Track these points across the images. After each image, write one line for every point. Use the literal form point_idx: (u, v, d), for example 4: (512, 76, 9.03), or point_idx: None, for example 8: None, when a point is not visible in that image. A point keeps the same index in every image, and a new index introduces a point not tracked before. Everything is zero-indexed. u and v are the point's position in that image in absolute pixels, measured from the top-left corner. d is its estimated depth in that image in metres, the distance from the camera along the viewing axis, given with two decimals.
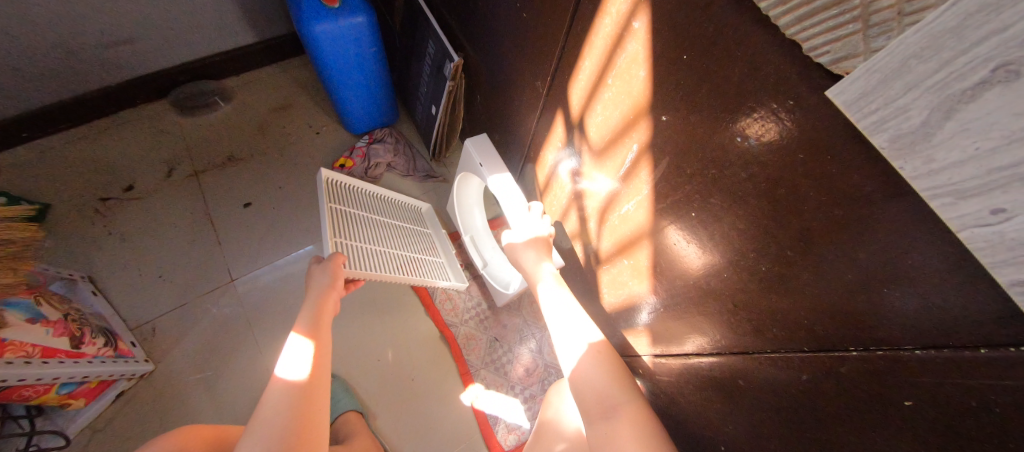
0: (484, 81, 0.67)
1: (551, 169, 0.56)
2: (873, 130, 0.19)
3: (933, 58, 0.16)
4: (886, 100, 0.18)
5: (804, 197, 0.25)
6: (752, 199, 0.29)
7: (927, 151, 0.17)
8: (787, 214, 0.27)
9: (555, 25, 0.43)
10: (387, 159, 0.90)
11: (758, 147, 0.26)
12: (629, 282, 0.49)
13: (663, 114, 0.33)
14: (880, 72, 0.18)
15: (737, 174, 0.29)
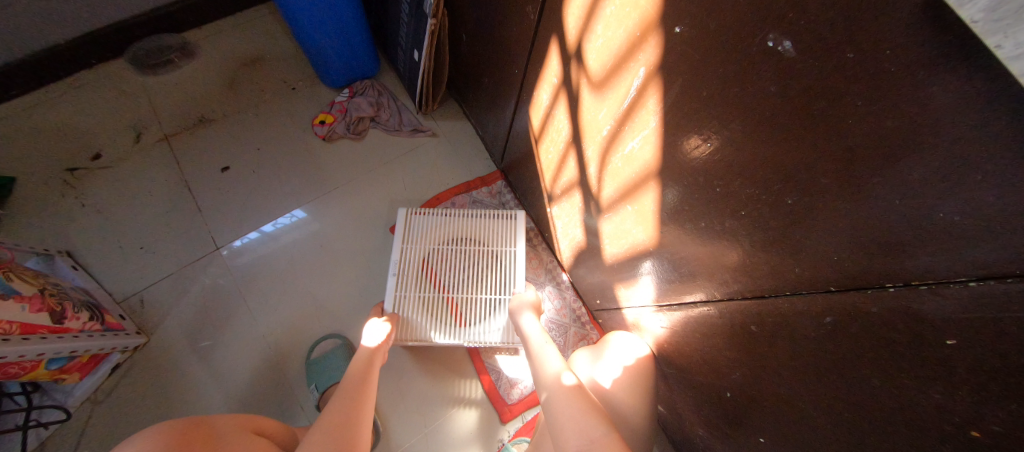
0: (469, 16, 0.60)
1: (546, 111, 0.51)
2: (962, 1, 0.14)
3: None
4: None
5: (847, 110, 0.21)
6: (780, 120, 0.25)
7: None
8: (823, 135, 0.23)
9: None
10: (372, 113, 0.85)
11: (794, 52, 0.22)
12: (633, 230, 0.45)
13: (676, 25, 0.28)
14: None
15: (765, 89, 0.24)
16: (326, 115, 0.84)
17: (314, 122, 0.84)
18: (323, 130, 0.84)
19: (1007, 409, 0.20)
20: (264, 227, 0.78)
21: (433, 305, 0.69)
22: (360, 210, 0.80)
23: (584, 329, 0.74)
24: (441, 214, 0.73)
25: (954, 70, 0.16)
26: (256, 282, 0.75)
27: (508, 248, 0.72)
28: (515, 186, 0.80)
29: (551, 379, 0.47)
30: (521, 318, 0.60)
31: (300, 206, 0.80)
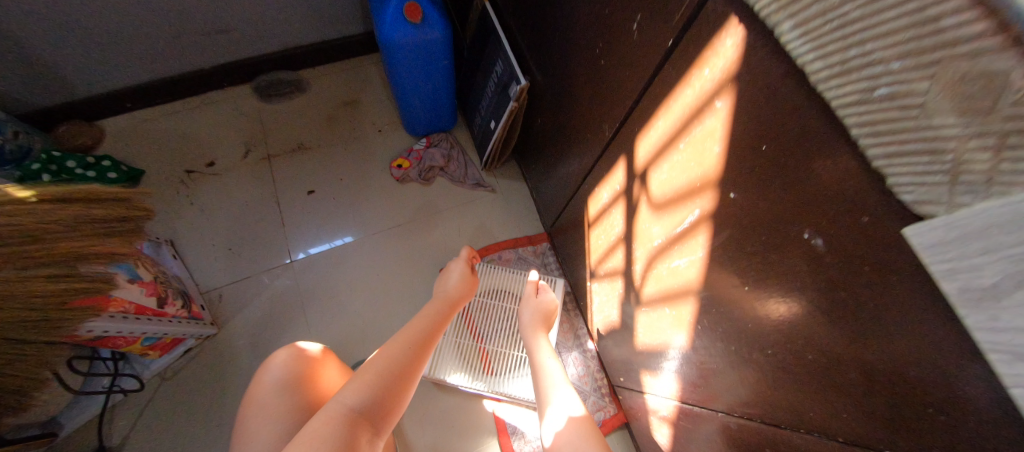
0: (547, 107, 0.70)
1: (604, 206, 0.58)
2: (944, 276, 0.19)
3: (1017, 233, 0.15)
4: (960, 255, 0.18)
5: (864, 306, 0.26)
6: (809, 292, 0.29)
7: (994, 312, 0.17)
8: (843, 317, 0.27)
9: (627, 80, 0.44)
10: (443, 164, 0.95)
11: (824, 249, 0.27)
12: (668, 329, 0.50)
13: (731, 191, 0.34)
14: (960, 227, 0.18)
15: (797, 265, 0.30)
16: (403, 159, 0.95)
17: (392, 164, 0.96)
18: (399, 172, 0.95)
19: None
20: (332, 248, 0.88)
21: (471, 353, 0.76)
22: (416, 247, 0.89)
23: (602, 401, 0.77)
24: (492, 271, 0.82)
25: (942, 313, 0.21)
26: (316, 296, 0.84)
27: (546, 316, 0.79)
28: (558, 250, 0.86)
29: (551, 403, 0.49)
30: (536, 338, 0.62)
31: (366, 235, 0.90)
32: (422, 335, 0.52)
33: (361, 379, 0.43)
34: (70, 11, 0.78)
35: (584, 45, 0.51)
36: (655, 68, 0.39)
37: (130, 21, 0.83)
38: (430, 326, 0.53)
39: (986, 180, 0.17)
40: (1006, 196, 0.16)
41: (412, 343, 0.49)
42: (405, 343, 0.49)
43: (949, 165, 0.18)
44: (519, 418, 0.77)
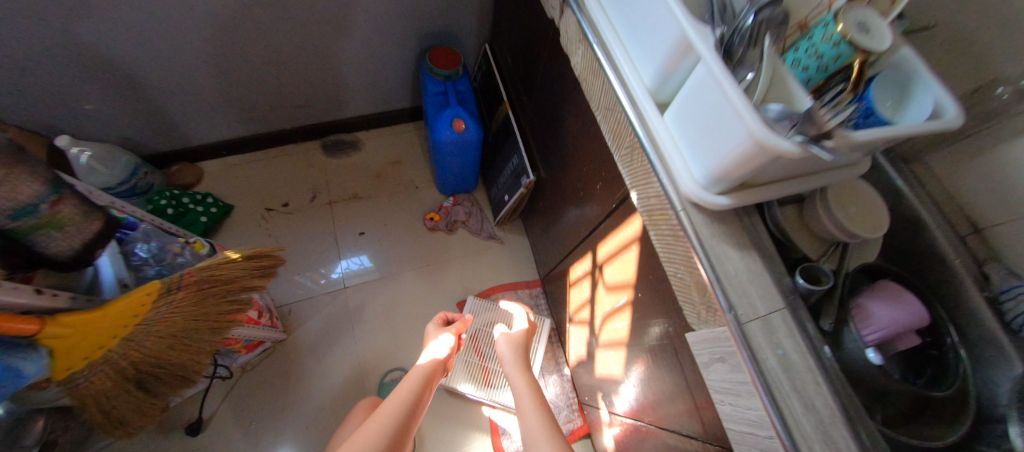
0: (547, 196, 0.98)
1: (580, 276, 0.86)
2: (698, 354, 0.48)
3: (709, 342, 0.45)
4: (700, 346, 0.48)
5: (686, 364, 0.53)
6: (669, 353, 0.57)
7: (708, 369, 0.46)
8: (681, 368, 0.55)
9: (595, 209, 0.73)
10: (465, 219, 1.22)
11: (673, 333, 0.55)
12: (613, 364, 0.78)
13: (640, 292, 0.62)
14: (700, 335, 0.47)
15: (665, 338, 0.57)
16: (435, 213, 1.22)
17: (425, 216, 1.23)
18: (431, 223, 1.22)
19: None
20: (376, 279, 1.15)
21: (475, 370, 1.03)
22: (440, 283, 1.16)
23: (572, 414, 1.03)
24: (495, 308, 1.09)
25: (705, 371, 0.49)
26: (362, 316, 1.11)
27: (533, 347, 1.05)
28: (549, 295, 1.14)
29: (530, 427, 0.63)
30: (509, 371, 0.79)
31: (402, 271, 1.17)
32: (412, 397, 0.67)
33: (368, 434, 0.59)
34: (206, 96, 1.06)
35: (573, 175, 0.80)
36: (610, 211, 0.67)
37: (240, 99, 1.11)
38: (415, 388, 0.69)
39: (704, 321, 0.46)
40: (707, 328, 0.45)
41: (405, 404, 0.65)
42: (397, 406, 0.64)
43: (697, 313, 0.47)
44: (509, 421, 1.03)
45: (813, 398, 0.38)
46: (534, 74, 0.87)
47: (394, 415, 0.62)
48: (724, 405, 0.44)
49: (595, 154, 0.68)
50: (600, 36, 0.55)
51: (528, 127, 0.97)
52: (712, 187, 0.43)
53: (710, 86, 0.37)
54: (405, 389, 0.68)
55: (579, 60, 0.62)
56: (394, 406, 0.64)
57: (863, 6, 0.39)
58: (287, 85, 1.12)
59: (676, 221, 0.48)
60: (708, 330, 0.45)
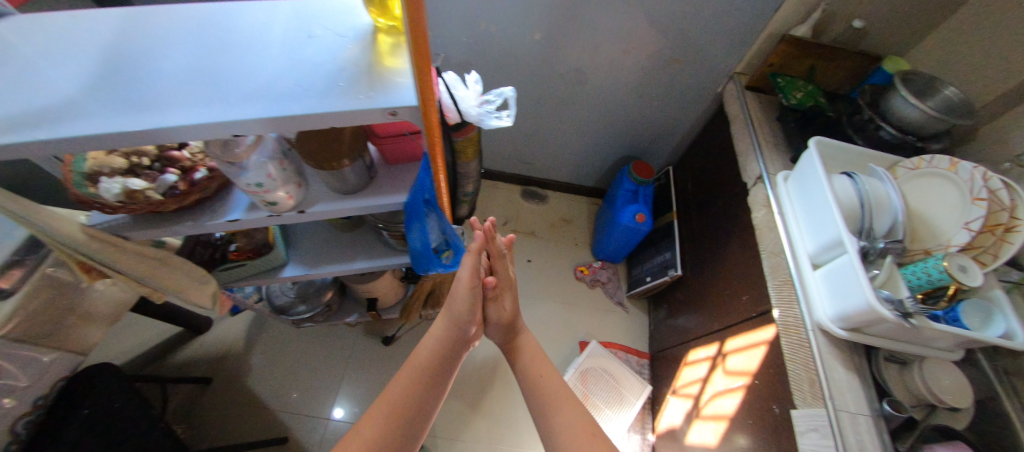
0: (688, 291, 1.26)
1: (698, 358, 1.11)
2: (798, 431, 0.74)
3: (811, 422, 0.71)
4: (801, 425, 0.73)
5: (786, 441, 0.77)
6: (772, 431, 0.81)
7: (805, 442, 0.72)
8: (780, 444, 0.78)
9: (734, 314, 1.00)
10: (605, 282, 1.54)
11: (781, 416, 0.79)
12: (709, 435, 0.99)
13: (758, 381, 0.87)
14: (802, 417, 0.73)
15: (771, 420, 0.81)
16: (585, 268, 1.56)
17: (577, 267, 1.57)
18: (580, 274, 1.55)
19: None
20: (525, 298, 1.51)
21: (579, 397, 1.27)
22: (570, 322, 1.48)
23: None
24: (608, 360, 1.36)
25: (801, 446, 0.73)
26: None
27: (628, 403, 1.29)
28: (654, 369, 1.37)
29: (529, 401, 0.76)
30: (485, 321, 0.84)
31: (546, 300, 1.51)
32: (419, 386, 0.71)
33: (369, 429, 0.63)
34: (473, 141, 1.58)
35: (721, 284, 1.09)
36: (747, 318, 0.95)
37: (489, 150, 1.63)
38: (417, 375, 0.72)
39: (809, 407, 0.73)
40: (810, 412, 0.72)
41: (409, 392, 0.69)
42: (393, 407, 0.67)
43: (804, 401, 0.74)
44: None
45: None
46: (712, 204, 1.20)
47: (395, 407, 0.67)
48: None
49: (749, 277, 0.97)
50: (781, 208, 0.88)
51: (689, 237, 1.30)
52: (836, 322, 0.73)
53: (854, 268, 0.69)
54: (406, 378, 0.71)
55: (759, 215, 0.95)
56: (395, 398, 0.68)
57: (962, 256, 0.66)
58: (522, 152, 1.59)
59: (804, 335, 0.77)
60: (811, 413, 0.72)
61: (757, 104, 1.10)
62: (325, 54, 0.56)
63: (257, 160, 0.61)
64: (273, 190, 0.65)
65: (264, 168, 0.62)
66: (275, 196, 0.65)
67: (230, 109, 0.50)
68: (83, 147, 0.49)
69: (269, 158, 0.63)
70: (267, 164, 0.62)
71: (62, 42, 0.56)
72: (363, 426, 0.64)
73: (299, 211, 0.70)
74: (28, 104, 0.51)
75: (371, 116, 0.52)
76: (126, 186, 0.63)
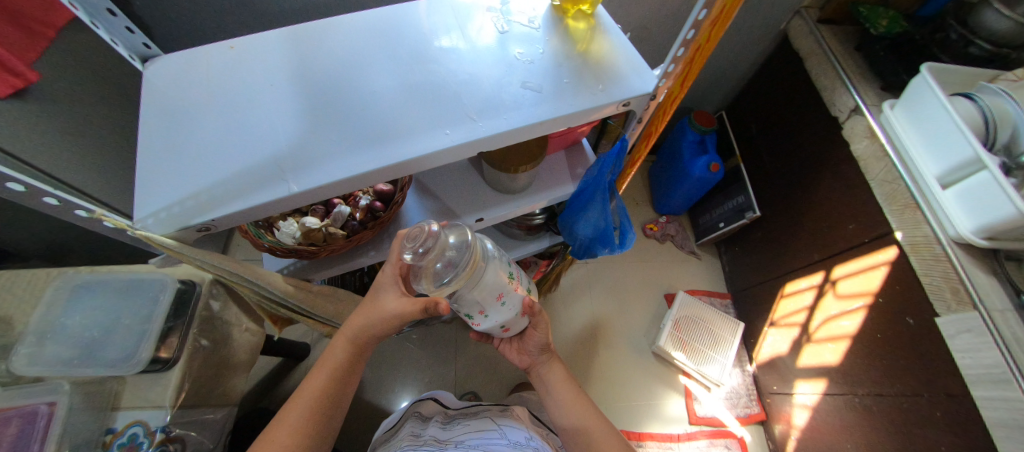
0: (769, 230, 1.33)
1: (798, 288, 1.21)
2: (948, 336, 0.81)
3: (957, 327, 0.79)
4: (950, 330, 0.81)
5: (926, 345, 0.86)
6: (902, 340, 0.91)
7: (955, 342, 0.80)
8: (915, 348, 0.88)
9: (837, 244, 1.08)
10: (675, 235, 1.61)
11: (914, 324, 0.88)
12: (826, 354, 1.09)
13: (879, 298, 0.96)
14: (947, 325, 0.81)
15: (899, 329, 0.91)
16: (654, 225, 1.61)
17: (645, 226, 1.62)
18: (650, 232, 1.60)
19: (940, 427, 0.83)
20: (604, 265, 1.55)
21: (682, 343, 1.37)
22: (652, 279, 1.54)
23: (750, 402, 1.34)
24: (701, 306, 1.46)
25: (942, 344, 0.83)
26: (594, 286, 1.50)
27: (726, 341, 1.41)
28: (739, 306, 1.48)
29: (561, 400, 0.81)
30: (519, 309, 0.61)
31: (624, 263, 1.56)
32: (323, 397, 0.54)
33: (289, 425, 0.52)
34: None
35: (816, 217, 1.16)
36: (856, 244, 1.02)
37: None
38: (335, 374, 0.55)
39: (950, 307, 0.81)
40: (954, 313, 0.80)
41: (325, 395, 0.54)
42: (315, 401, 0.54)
43: (947, 305, 0.82)
44: (699, 393, 1.35)
45: None
46: (790, 143, 1.24)
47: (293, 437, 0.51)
48: (967, 363, 0.78)
49: (854, 206, 1.03)
50: (890, 136, 0.92)
51: (764, 180, 1.35)
52: (977, 233, 0.78)
53: (999, 184, 0.72)
54: (325, 376, 0.55)
55: (860, 147, 1.00)
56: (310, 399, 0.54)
57: None
58: None
59: (940, 250, 0.83)
60: (957, 316, 0.80)
61: (833, 37, 1.10)
62: (530, 51, 0.54)
63: (470, 292, 0.51)
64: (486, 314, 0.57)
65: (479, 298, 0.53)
66: (487, 321, 0.58)
67: (479, 125, 0.47)
68: (333, 192, 0.43)
69: (493, 285, 0.53)
70: (488, 288, 0.52)
71: (234, 76, 0.48)
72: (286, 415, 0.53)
73: (502, 326, 0.64)
74: (238, 151, 0.43)
75: (605, 109, 0.51)
76: (304, 225, 0.57)
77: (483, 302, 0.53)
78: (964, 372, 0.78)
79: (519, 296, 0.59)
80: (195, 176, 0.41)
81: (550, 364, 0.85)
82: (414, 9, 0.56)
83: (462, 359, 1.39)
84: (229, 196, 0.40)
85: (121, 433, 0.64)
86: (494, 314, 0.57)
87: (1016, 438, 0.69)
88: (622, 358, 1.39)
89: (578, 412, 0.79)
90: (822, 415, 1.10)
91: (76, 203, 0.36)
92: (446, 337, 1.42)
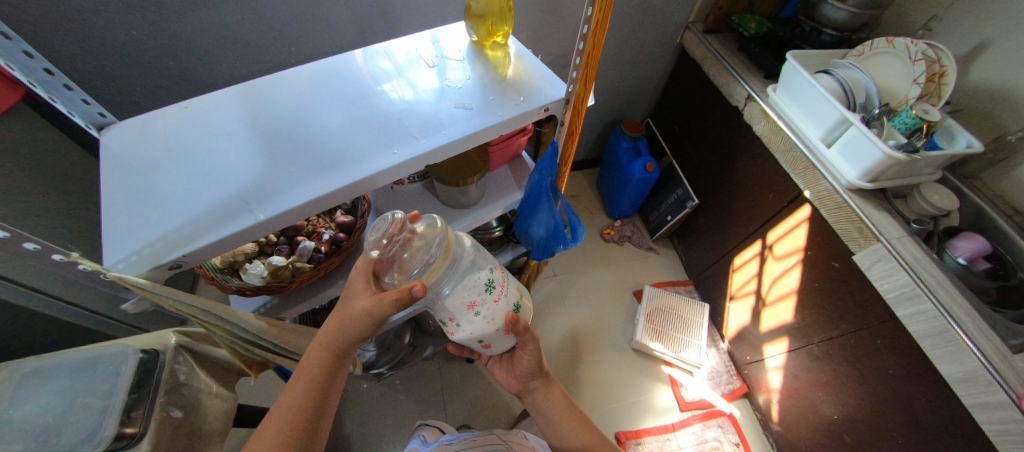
0: (710, 214, 1.47)
1: (745, 260, 1.33)
2: (864, 269, 0.92)
3: (869, 259, 0.91)
4: (864, 264, 0.92)
5: (853, 282, 0.97)
6: (834, 283, 1.02)
7: (871, 272, 0.91)
8: (845, 287, 0.99)
9: (764, 213, 1.22)
10: (631, 235, 1.72)
11: (840, 267, 1.00)
12: (781, 313, 1.19)
13: (808, 252, 1.08)
14: (861, 259, 0.93)
15: (829, 274, 1.03)
16: (611, 230, 1.71)
17: (604, 232, 1.72)
18: (609, 236, 1.70)
19: (883, 352, 0.92)
20: (573, 275, 1.62)
21: (657, 333, 1.43)
22: (620, 279, 1.62)
23: (731, 378, 1.40)
24: (668, 296, 1.54)
25: (864, 278, 0.94)
26: (566, 296, 1.56)
27: (697, 325, 1.49)
28: (701, 289, 1.58)
29: (559, 425, 0.82)
30: (501, 322, 0.62)
31: (591, 270, 1.63)
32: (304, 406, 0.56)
33: (268, 436, 0.54)
34: None
35: (743, 194, 1.30)
36: (779, 209, 1.16)
37: None
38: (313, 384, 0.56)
39: (859, 244, 0.93)
40: (863, 248, 0.92)
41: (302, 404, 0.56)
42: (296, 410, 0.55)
43: (856, 242, 0.94)
44: (683, 379, 1.40)
45: (928, 268, 0.84)
46: (708, 136, 1.41)
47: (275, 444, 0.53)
48: (885, 288, 0.88)
49: (769, 178, 1.18)
50: (780, 113, 1.09)
51: (695, 171, 1.50)
52: (863, 179, 0.92)
53: (865, 135, 0.87)
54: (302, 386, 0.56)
55: (760, 127, 1.16)
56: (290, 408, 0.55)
57: (921, 104, 0.91)
58: None
59: (840, 199, 0.96)
60: (866, 250, 0.91)
61: (719, 43, 1.31)
62: (459, 78, 0.62)
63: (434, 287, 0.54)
64: (458, 321, 0.59)
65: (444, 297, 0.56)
66: (461, 329, 0.61)
67: (421, 142, 0.53)
68: (296, 217, 0.48)
69: (457, 284, 0.56)
70: (461, 287, 0.56)
71: (192, 132, 0.53)
72: (267, 426, 0.55)
73: (480, 341, 0.66)
74: (202, 193, 0.47)
75: (529, 116, 0.60)
76: (271, 264, 0.60)
77: (449, 302, 0.57)
78: (885, 296, 0.89)
79: (498, 309, 0.61)
80: (162, 220, 0.45)
81: (546, 389, 0.83)
82: (352, 57, 0.64)
83: (449, 394, 1.36)
84: (196, 233, 0.44)
85: None
86: (466, 322, 0.59)
87: (940, 344, 0.79)
88: (605, 360, 1.42)
89: (578, 432, 0.81)
90: (793, 371, 1.18)
91: (54, 246, 0.38)
92: (431, 374, 1.40)
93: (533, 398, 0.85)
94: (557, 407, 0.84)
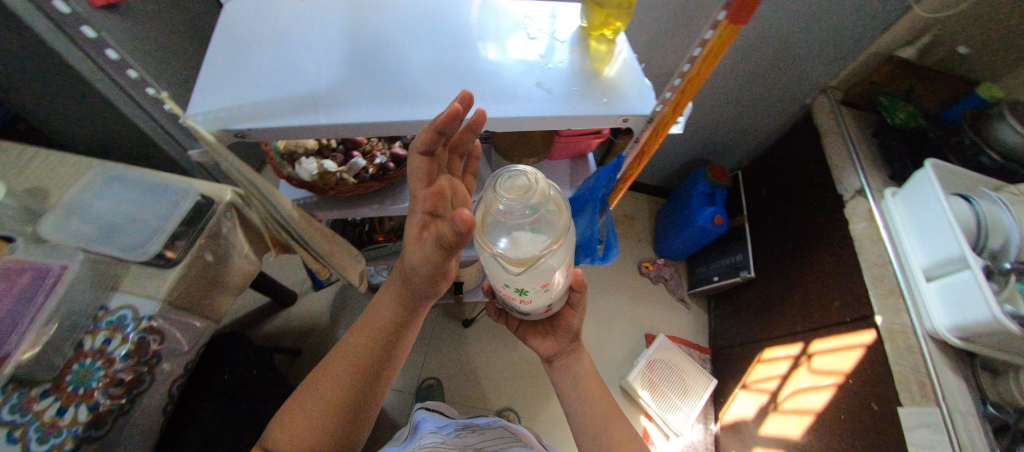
0: (760, 293, 1.34)
1: (775, 355, 1.21)
2: (907, 429, 0.80)
3: (917, 420, 0.79)
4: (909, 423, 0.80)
5: (885, 434, 0.85)
6: (863, 425, 0.90)
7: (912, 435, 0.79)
8: (874, 435, 0.87)
9: (820, 319, 1.09)
10: (669, 279, 1.63)
11: (876, 411, 0.88)
12: (789, 427, 1.08)
13: (849, 379, 0.95)
14: (908, 416, 0.81)
15: (861, 414, 0.90)
16: (650, 264, 1.63)
17: (642, 264, 1.64)
18: (645, 270, 1.63)
19: None
20: (592, 291, 1.58)
21: (650, 384, 1.37)
22: (637, 316, 1.55)
23: None
24: (679, 352, 1.46)
25: (900, 437, 0.82)
26: None
27: (696, 394, 1.40)
28: (716, 363, 1.47)
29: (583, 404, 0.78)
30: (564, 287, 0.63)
31: (613, 294, 1.58)
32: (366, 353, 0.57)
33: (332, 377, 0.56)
34: None
35: (806, 289, 1.17)
36: (838, 322, 1.03)
37: None
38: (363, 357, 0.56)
39: (912, 399, 0.81)
40: (915, 406, 0.80)
41: (368, 366, 0.57)
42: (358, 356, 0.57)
43: (909, 395, 0.81)
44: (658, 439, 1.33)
45: None
46: (794, 214, 1.27)
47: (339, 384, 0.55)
48: None
49: (842, 284, 1.05)
50: (889, 223, 0.94)
51: (765, 243, 1.37)
52: (952, 332, 0.79)
53: (979, 285, 0.73)
54: (354, 349, 0.57)
55: (858, 227, 1.02)
56: (341, 373, 0.56)
57: None
58: None
59: (915, 341, 0.83)
60: (918, 409, 0.79)
61: (853, 121, 1.14)
62: (553, 58, 0.61)
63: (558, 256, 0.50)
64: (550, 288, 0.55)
65: (557, 266, 0.51)
66: (543, 298, 0.57)
67: (490, 107, 0.53)
68: (352, 132, 0.50)
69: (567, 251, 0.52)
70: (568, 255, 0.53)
71: (297, 25, 0.57)
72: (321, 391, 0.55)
73: (546, 305, 0.62)
74: (285, 81, 0.51)
75: (607, 120, 0.57)
76: (322, 166, 0.65)
77: (559, 271, 0.52)
78: None
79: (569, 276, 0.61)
80: (244, 94, 0.49)
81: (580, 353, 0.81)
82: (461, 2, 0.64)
83: (434, 346, 1.42)
84: (265, 114, 0.48)
85: (112, 312, 0.69)
86: (558, 281, 0.56)
87: None
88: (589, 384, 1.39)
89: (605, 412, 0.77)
90: None
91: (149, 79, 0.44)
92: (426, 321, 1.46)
93: (563, 366, 0.81)
94: (585, 379, 0.80)
